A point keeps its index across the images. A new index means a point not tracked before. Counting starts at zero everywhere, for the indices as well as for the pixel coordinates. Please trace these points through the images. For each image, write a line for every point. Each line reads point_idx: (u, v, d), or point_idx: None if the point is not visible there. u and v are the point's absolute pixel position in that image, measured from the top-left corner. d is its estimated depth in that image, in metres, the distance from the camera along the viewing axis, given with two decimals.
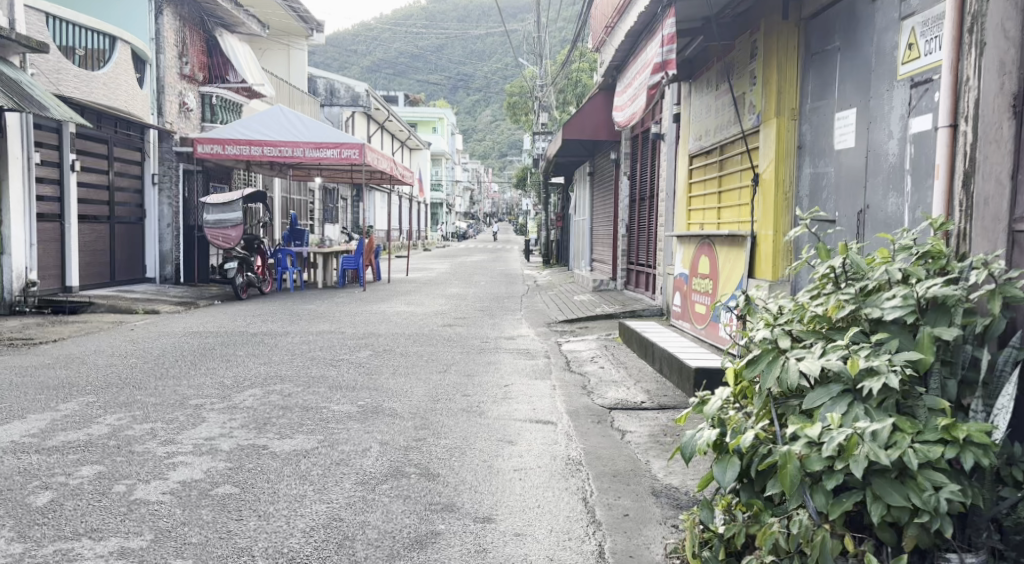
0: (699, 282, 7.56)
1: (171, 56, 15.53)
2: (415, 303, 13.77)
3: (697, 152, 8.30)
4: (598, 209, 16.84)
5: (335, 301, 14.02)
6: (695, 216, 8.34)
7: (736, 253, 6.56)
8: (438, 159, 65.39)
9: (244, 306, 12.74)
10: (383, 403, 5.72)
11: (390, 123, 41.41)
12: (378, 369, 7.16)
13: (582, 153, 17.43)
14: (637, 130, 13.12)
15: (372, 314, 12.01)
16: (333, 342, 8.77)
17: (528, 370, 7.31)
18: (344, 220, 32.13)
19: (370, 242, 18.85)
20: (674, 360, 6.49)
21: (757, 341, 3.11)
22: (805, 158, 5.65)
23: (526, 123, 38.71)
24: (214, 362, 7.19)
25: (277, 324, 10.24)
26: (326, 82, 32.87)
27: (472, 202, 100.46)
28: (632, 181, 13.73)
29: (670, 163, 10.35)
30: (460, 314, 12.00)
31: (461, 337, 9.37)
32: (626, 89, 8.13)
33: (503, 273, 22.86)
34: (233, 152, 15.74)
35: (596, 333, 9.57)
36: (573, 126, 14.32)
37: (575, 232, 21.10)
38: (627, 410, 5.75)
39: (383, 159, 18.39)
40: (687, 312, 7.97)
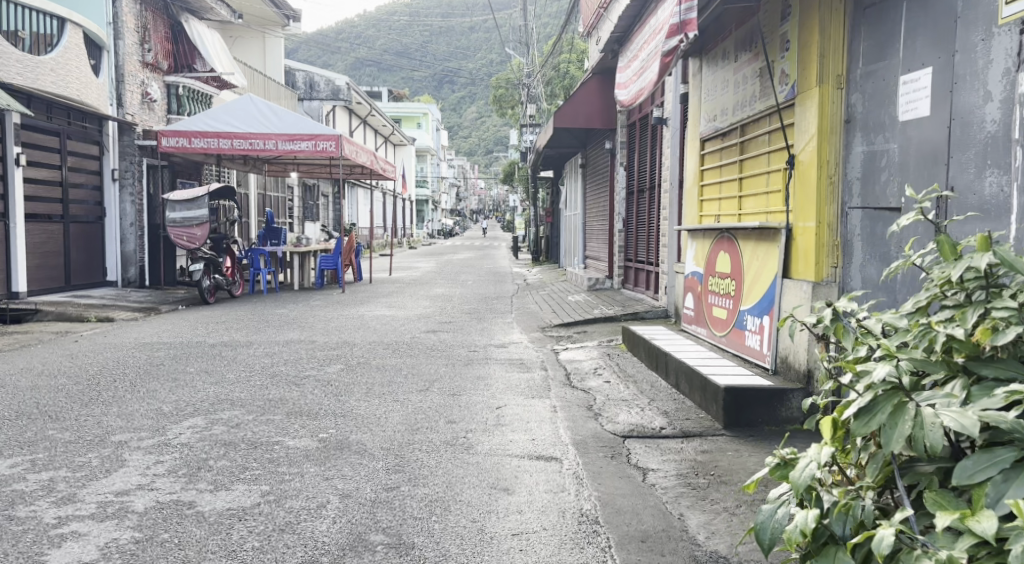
0: (717, 282, 6.64)
1: (131, 42, 14.44)
2: (397, 306, 12.78)
3: (711, 134, 7.35)
4: (591, 202, 15.92)
5: (311, 305, 13.01)
6: (708, 207, 7.40)
7: (765, 248, 5.63)
8: (423, 156, 64.27)
9: (209, 312, 11.70)
10: (350, 435, 4.72)
11: (373, 118, 40.25)
12: (349, 388, 6.16)
13: (574, 143, 16.49)
14: (636, 116, 12.20)
15: (349, 319, 10.99)
16: (301, 354, 7.76)
17: (522, 386, 6.35)
18: (325, 217, 31.02)
19: (351, 240, 17.82)
20: (695, 376, 5.54)
21: (865, 380, 2.16)
22: (856, 133, 4.71)
23: (513, 116, 37.71)
24: (158, 383, 6.16)
25: (241, 333, 9.21)
26: (305, 74, 31.71)
27: (458, 200, 99.38)
28: (629, 172, 12.79)
29: (674, 150, 9.43)
30: (446, 318, 11.02)
31: (446, 346, 8.39)
32: (631, 63, 7.16)
33: (491, 271, 21.89)
34: (200, 145, 14.71)
35: (597, 339, 8.63)
36: (565, 114, 13.39)
37: (566, 227, 20.17)
38: (644, 439, 4.80)
39: (363, 152, 17.38)
40: (701, 316, 7.06)
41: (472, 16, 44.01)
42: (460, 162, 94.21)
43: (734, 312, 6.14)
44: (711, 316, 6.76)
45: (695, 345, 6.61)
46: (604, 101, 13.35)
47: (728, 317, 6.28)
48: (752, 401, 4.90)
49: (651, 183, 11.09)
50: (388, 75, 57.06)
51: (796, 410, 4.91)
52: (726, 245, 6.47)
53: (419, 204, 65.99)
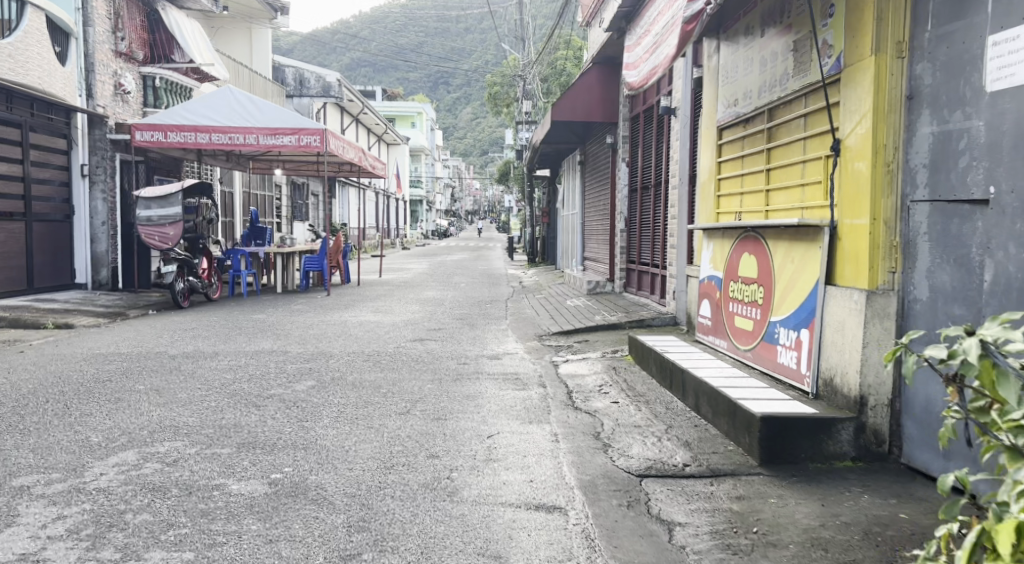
0: (739, 288, 5.85)
1: (101, 30, 13.63)
2: (384, 311, 11.94)
3: (730, 122, 6.55)
4: (590, 201, 15.13)
5: (291, 310, 12.18)
6: (727, 204, 6.59)
7: (801, 249, 4.84)
8: (417, 156, 63.41)
9: (181, 318, 10.85)
10: (308, 476, 3.90)
11: (365, 116, 39.37)
12: (318, 411, 5.33)
13: (572, 138, 15.70)
14: (640, 108, 11.44)
15: (329, 326, 10.15)
16: (270, 368, 6.92)
17: (517, 408, 5.53)
18: (314, 218, 30.13)
19: (337, 240, 16.98)
20: (722, 399, 4.71)
21: None
22: (921, 111, 3.90)
23: (508, 114, 36.88)
24: (95, 404, 5.31)
25: (208, 342, 8.36)
26: (295, 71, 30.84)
27: (454, 201, 98.51)
28: (632, 168, 12.00)
29: (684, 142, 8.69)
30: (435, 325, 10.18)
31: (434, 358, 7.55)
32: (642, 40, 6.42)
33: (485, 273, 21.05)
34: (176, 139, 13.83)
35: (600, 350, 7.82)
36: (563, 106, 12.59)
37: (563, 227, 19.37)
38: (664, 481, 3.98)
39: (351, 148, 16.55)
40: (719, 325, 6.28)
41: (468, 14, 43.19)
42: (456, 162, 93.31)
43: (763, 322, 5.34)
44: (732, 325, 5.97)
45: (715, 360, 5.80)
46: (606, 92, 12.57)
47: (755, 327, 5.49)
48: (795, 433, 4.08)
49: (657, 181, 10.34)
50: (381, 73, 56.25)
51: (847, 443, 4.09)
52: (751, 246, 5.68)
53: (413, 204, 65.07)
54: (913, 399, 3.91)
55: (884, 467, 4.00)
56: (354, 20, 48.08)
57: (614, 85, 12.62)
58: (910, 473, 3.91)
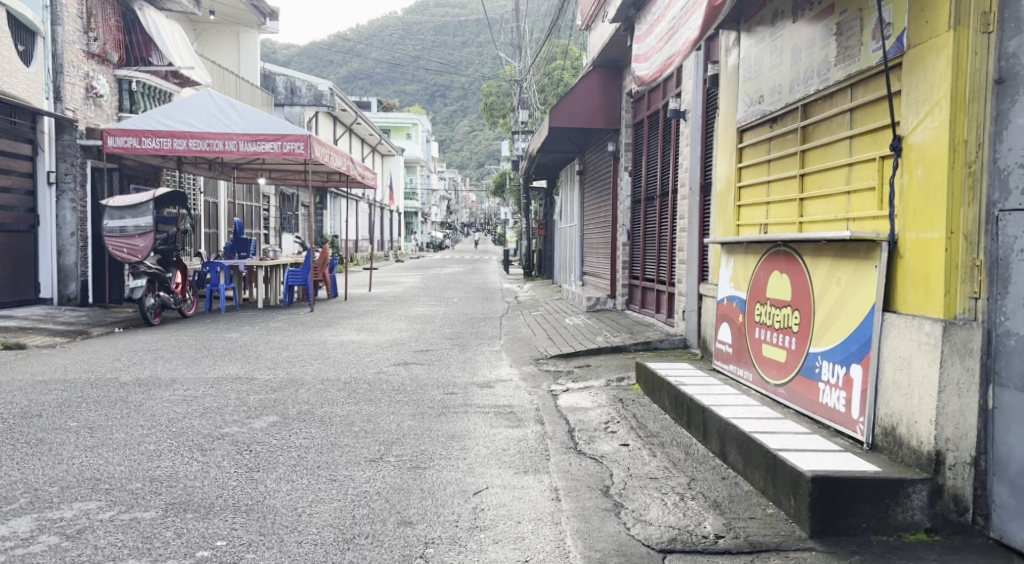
0: (767, 312, 5.08)
1: (72, 29, 12.91)
2: (369, 329, 11.10)
3: (753, 122, 5.80)
4: (590, 212, 14.35)
5: (269, 328, 11.35)
6: (749, 215, 5.83)
7: (848, 268, 4.07)
8: (412, 167, 62.67)
9: (146, 337, 10.02)
10: (242, 556, 3.10)
11: (359, 126, 38.59)
12: (274, 458, 4.49)
13: (571, 147, 14.96)
14: (644, 112, 10.73)
15: (308, 347, 9.32)
16: (230, 399, 6.08)
17: (510, 452, 4.72)
18: (305, 229, 29.29)
19: (324, 252, 16.14)
20: (757, 449, 3.91)
21: None
22: (1016, 97, 3.15)
23: (505, 125, 36.11)
24: (8, 449, 4.47)
25: (167, 367, 7.51)
26: (287, 79, 30.11)
27: (450, 213, 97.74)
28: (635, 178, 11.25)
29: (696, 147, 7.99)
30: (423, 346, 9.35)
31: (418, 386, 6.71)
32: (654, 28, 5.69)
33: (480, 288, 20.22)
34: (151, 146, 13.11)
35: (604, 377, 7.02)
36: (562, 112, 11.85)
37: (561, 240, 18.60)
38: (692, 559, 3.19)
39: (339, 156, 15.78)
40: (741, 353, 5.49)
41: (465, 24, 42.58)
42: (452, 174, 92.61)
43: (799, 352, 4.56)
44: (758, 354, 5.19)
45: (741, 395, 5.00)
46: (607, 97, 11.84)
47: (788, 357, 4.71)
48: (855, 499, 3.28)
49: (664, 191, 9.61)
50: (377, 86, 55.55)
51: (920, 512, 3.28)
52: (782, 262, 4.91)
53: (408, 216, 64.18)
54: (1006, 458, 3.12)
55: (968, 543, 3.20)
56: (349, 29, 47.39)
57: (615, 89, 11.89)
58: (1004, 552, 3.12)
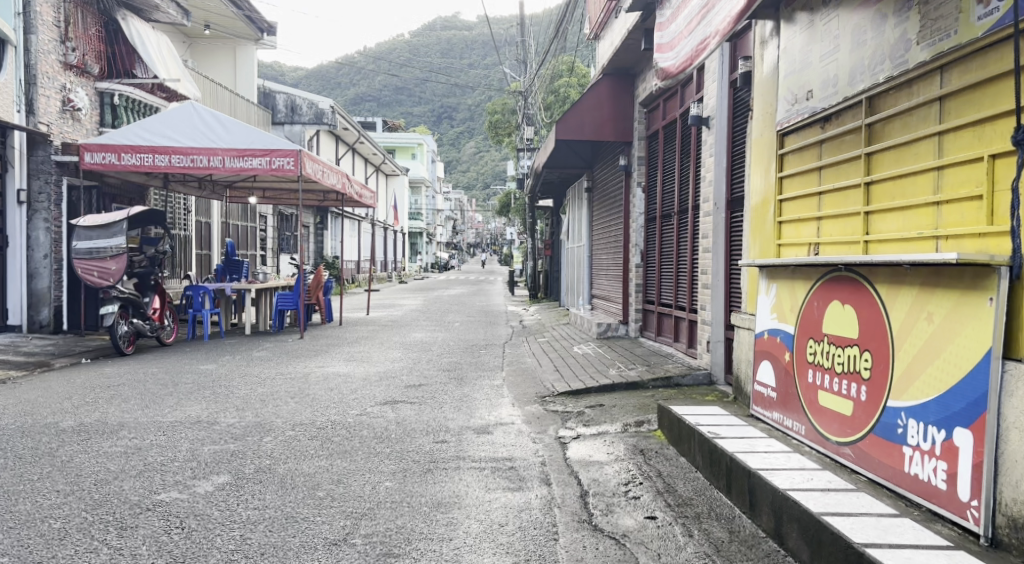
0: (824, 351, 4.14)
1: (47, 38, 12.15)
2: (359, 359, 10.16)
3: (798, 123, 4.88)
4: (599, 231, 13.48)
5: (252, 357, 10.45)
6: (796, 234, 4.91)
7: (943, 301, 3.16)
8: (417, 187, 62.00)
9: (113, 370, 9.10)
10: None
11: (362, 145, 37.79)
12: (208, 543, 3.55)
13: (579, 162, 14.13)
14: (659, 122, 9.93)
15: (289, 380, 8.37)
16: (180, 451, 5.14)
17: (508, 528, 3.81)
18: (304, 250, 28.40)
19: (318, 273, 15.21)
20: (833, 542, 2.99)
21: None
22: None
23: (510, 143, 35.33)
24: None
25: (122, 408, 6.57)
26: (287, 97, 29.37)
27: (456, 233, 96.93)
28: (649, 195, 10.42)
29: (721, 157, 7.20)
30: (416, 380, 8.41)
31: (405, 434, 5.75)
32: (680, 10, 4.81)
33: (483, 311, 19.31)
34: (131, 162, 12.26)
35: (620, 420, 6.09)
36: (569, 123, 10.99)
37: (568, 260, 17.67)
38: None
39: (333, 173, 14.98)
40: (790, 399, 4.55)
41: (471, 42, 41.92)
42: (458, 194, 91.97)
43: (872, 405, 3.62)
44: (812, 402, 4.25)
45: (796, 453, 4.09)
46: (618, 108, 11.00)
47: (855, 410, 3.76)
48: None
49: (683, 208, 8.74)
50: (383, 108, 54.85)
51: None
52: (845, 291, 3.97)
53: (412, 236, 63.29)
54: None
55: None
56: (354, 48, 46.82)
57: (625, 99, 11.02)
58: None
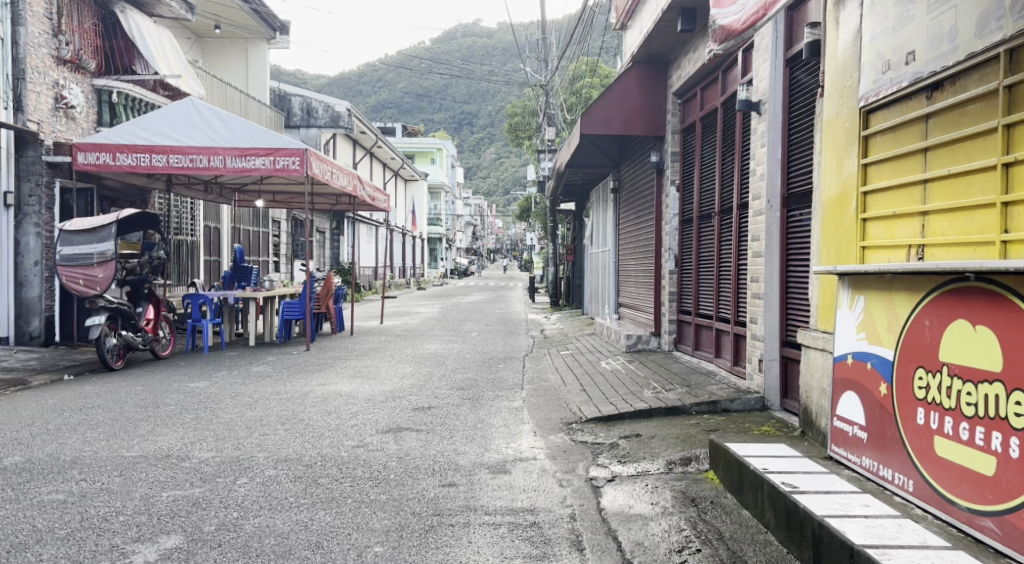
0: (940, 386, 3.18)
1: (38, 31, 11.39)
2: (365, 375, 9.25)
3: (893, 95, 3.91)
4: (626, 235, 12.55)
5: (250, 373, 9.58)
6: (891, 234, 3.94)
7: None
8: (437, 193, 61.20)
9: (94, 388, 8.28)
10: None
11: (380, 149, 36.97)
12: None
13: (605, 161, 13.22)
14: (697, 113, 9.03)
15: (283, 402, 7.49)
16: (130, 500, 4.23)
17: None
18: (319, 256, 27.58)
19: (328, 280, 14.33)
20: None
21: None
22: None
23: (530, 146, 34.40)
24: None
25: (84, 438, 5.70)
26: (303, 100, 28.62)
27: (476, 240, 96.10)
28: (684, 194, 9.51)
29: (776, 148, 6.36)
30: (426, 402, 7.48)
31: (407, 476, 4.83)
32: None
33: (501, 320, 18.37)
34: (127, 162, 11.44)
35: (662, 457, 5.17)
36: (594, 116, 10.06)
37: (592, 266, 16.70)
38: None
39: (343, 175, 14.11)
40: (889, 444, 3.59)
41: (490, 43, 41.01)
42: (478, 200, 91.24)
43: None
44: (923, 449, 3.30)
45: (908, 521, 3.17)
46: (648, 100, 10.06)
47: (1000, 469, 2.87)
48: None
49: (726, 208, 7.85)
50: (404, 114, 54.10)
51: None
52: (974, 308, 3.03)
53: (432, 242, 62.39)
54: None
55: None
56: None
57: (657, 90, 10.09)
58: None
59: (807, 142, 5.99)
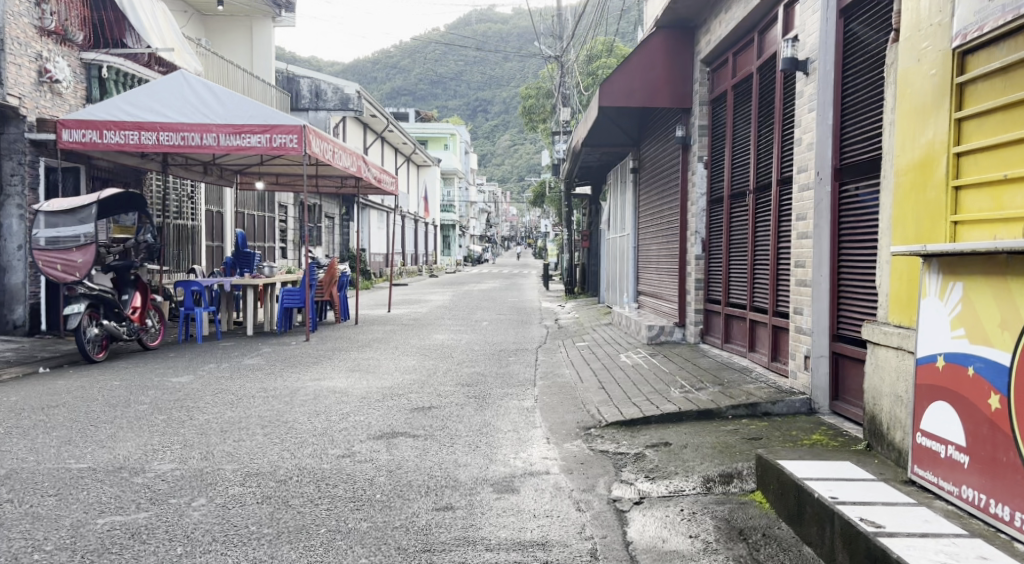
0: None
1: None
2: (364, 370, 8.49)
3: (1007, 27, 3.12)
4: (647, 218, 11.72)
5: (240, 366, 8.85)
6: (1002, 204, 3.15)
7: None
8: (450, 179, 60.36)
9: (66, 382, 7.57)
10: None
11: (391, 134, 36.12)
12: None
13: (624, 139, 12.40)
14: (729, 81, 8.22)
15: (267, 401, 6.73)
16: (56, 530, 3.48)
17: None
18: (329, 242, 26.84)
19: (331, 267, 13.56)
20: None
21: None
22: None
23: (544, 130, 33.48)
24: None
25: (31, 445, 4.97)
26: (311, 82, 27.78)
27: (490, 227, 95.21)
28: (713, 171, 8.70)
29: (825, 111, 5.57)
30: (427, 401, 6.71)
31: (396, 497, 4.07)
32: None
33: (513, 308, 17.59)
34: (114, 140, 10.71)
35: (699, 472, 4.41)
36: (616, 86, 9.21)
37: (609, 252, 15.88)
38: None
39: (347, 155, 13.37)
40: (1005, 473, 2.87)
41: (505, 26, 40.03)
42: (492, 187, 90.27)
43: None
44: None
45: None
46: (675, 68, 9.23)
47: None
48: None
49: (764, 184, 7.08)
50: (417, 99, 53.19)
51: None
52: None
53: (445, 229, 61.55)
54: None
55: None
56: None
57: (685, 57, 9.26)
58: None
59: (867, 103, 5.15)
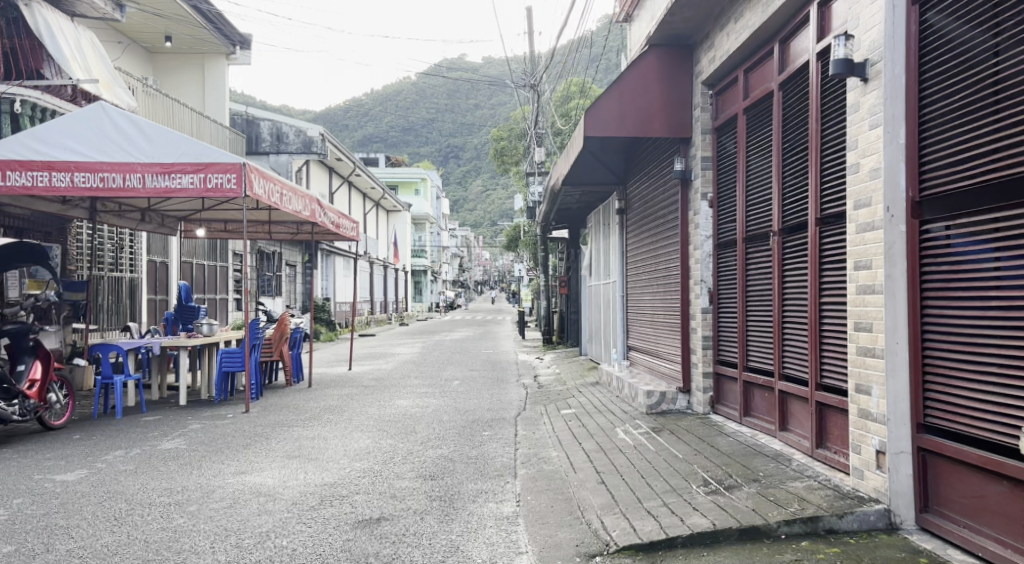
0: None
1: None
2: (305, 457, 6.87)
3: None
4: (637, 263, 10.34)
5: (154, 452, 7.23)
6: None
7: None
8: (421, 224, 58.96)
9: None
10: None
11: (359, 178, 34.74)
12: None
13: (609, 177, 11.10)
14: (739, 102, 6.91)
15: (163, 512, 5.13)
16: None
17: None
18: (290, 291, 25.17)
19: (282, 322, 11.95)
20: None
21: None
22: None
23: (516, 172, 32.28)
24: None
25: None
26: (272, 124, 26.30)
27: (462, 270, 93.73)
28: (721, 210, 7.37)
29: (894, 129, 4.23)
30: (374, 509, 5.14)
31: None
32: None
33: (488, 363, 16.04)
34: (19, 182, 8.69)
35: None
36: (604, 113, 7.87)
37: (592, 300, 14.43)
38: None
39: (300, 197, 11.88)
40: None
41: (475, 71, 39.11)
42: (465, 232, 89.06)
43: None
44: None
45: None
46: (670, 92, 7.93)
47: None
48: None
49: (796, 225, 5.72)
50: (389, 145, 51.97)
51: None
52: None
53: (417, 275, 59.97)
54: None
55: None
56: None
57: (682, 80, 7.98)
58: None
59: (964, 114, 3.82)
